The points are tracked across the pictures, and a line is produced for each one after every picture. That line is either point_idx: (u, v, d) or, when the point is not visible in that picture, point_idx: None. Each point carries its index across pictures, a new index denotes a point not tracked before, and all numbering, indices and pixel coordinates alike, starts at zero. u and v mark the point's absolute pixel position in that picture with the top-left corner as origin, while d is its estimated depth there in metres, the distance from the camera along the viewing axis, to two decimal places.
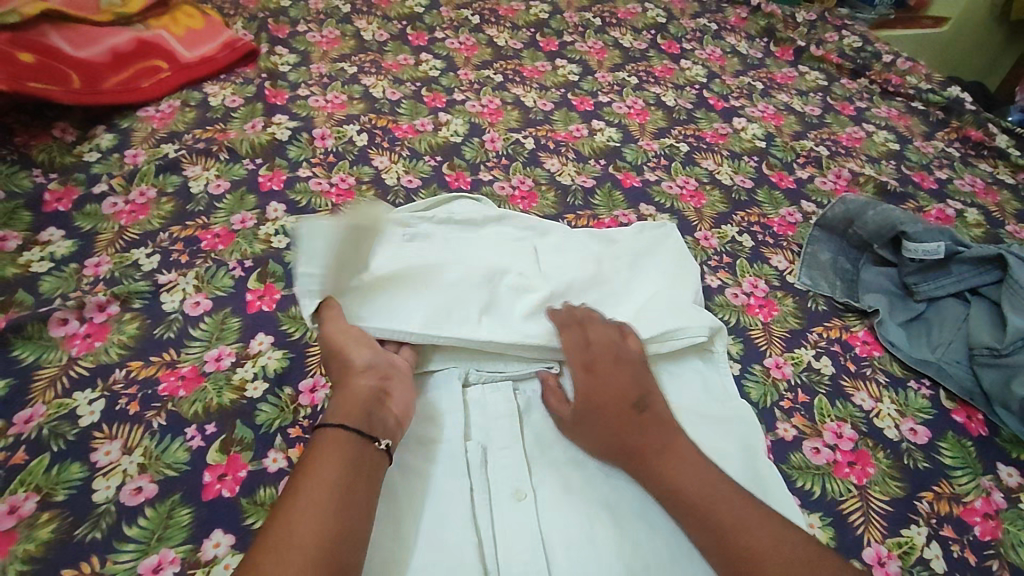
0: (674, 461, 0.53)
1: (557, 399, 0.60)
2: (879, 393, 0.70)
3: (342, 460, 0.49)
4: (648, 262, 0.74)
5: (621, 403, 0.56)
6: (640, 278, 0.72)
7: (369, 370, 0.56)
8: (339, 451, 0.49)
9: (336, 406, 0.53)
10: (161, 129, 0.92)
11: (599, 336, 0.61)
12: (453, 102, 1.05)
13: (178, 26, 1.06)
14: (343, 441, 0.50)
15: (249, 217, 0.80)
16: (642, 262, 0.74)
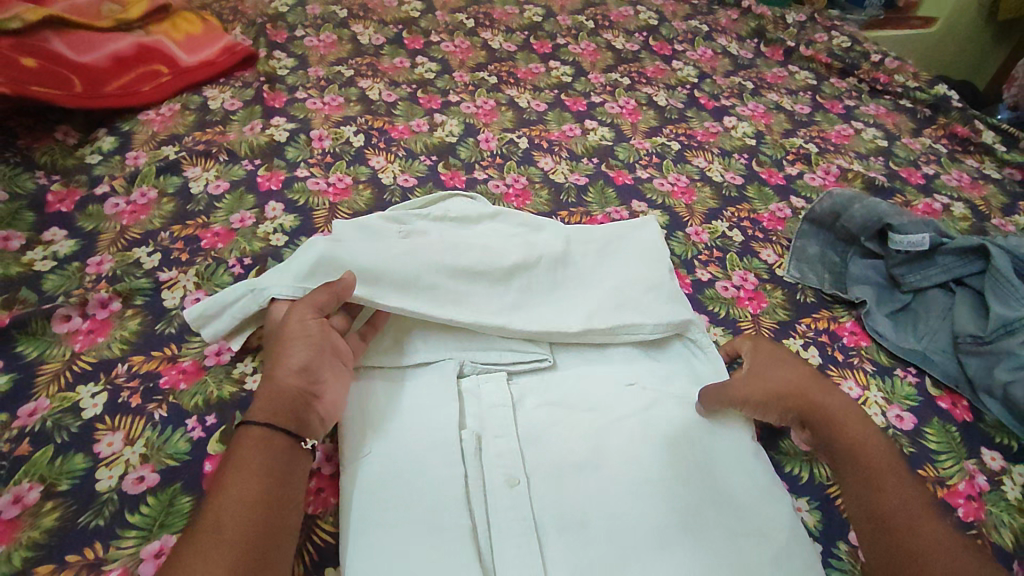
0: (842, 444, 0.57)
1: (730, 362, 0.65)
2: (866, 381, 0.71)
3: (264, 457, 0.50)
4: (627, 253, 0.76)
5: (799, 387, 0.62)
6: (615, 269, 0.74)
7: (305, 363, 0.55)
8: (259, 447, 0.50)
9: (259, 400, 0.53)
10: (161, 131, 0.94)
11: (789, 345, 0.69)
12: (448, 103, 1.07)
13: (177, 31, 1.08)
14: (261, 436, 0.51)
15: (248, 216, 0.82)
16: (618, 253, 0.76)
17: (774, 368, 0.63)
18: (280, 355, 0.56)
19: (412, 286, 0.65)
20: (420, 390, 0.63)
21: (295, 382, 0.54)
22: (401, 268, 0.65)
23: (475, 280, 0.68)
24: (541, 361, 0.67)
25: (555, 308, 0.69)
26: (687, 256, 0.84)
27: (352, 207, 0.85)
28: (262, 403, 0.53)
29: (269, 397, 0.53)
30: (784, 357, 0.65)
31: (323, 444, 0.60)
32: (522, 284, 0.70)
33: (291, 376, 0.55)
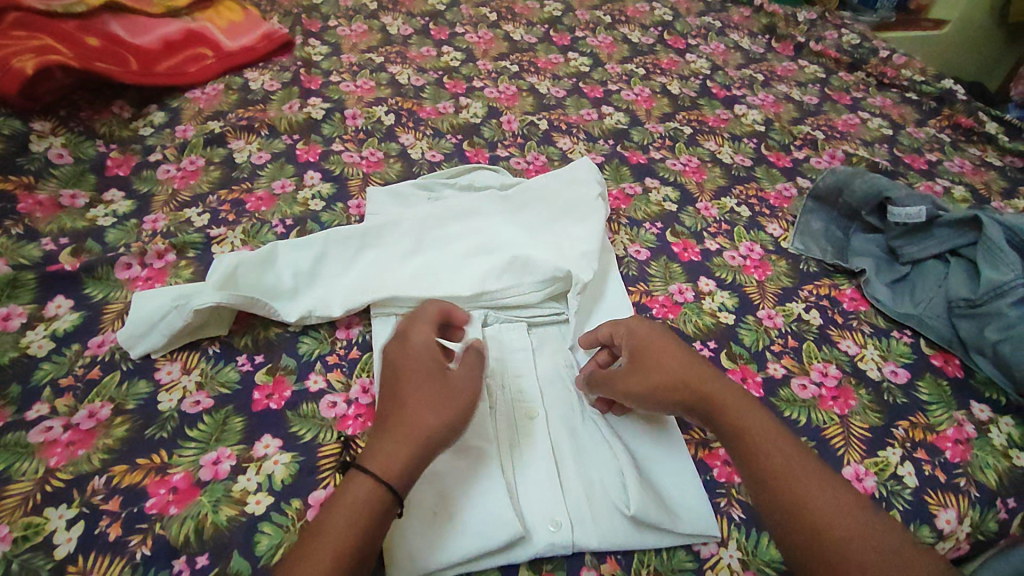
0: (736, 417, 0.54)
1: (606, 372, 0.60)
2: (864, 341, 0.76)
3: (362, 507, 0.47)
4: (550, 213, 0.80)
5: (683, 377, 0.57)
6: (525, 231, 0.78)
7: (441, 396, 0.54)
8: (369, 509, 0.47)
9: (395, 455, 0.50)
10: (207, 108, 1.01)
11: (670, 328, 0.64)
12: (472, 88, 1.13)
13: (221, 18, 1.15)
14: (366, 491, 0.48)
15: (289, 183, 0.89)
16: (538, 211, 0.80)
17: (656, 359, 0.59)
18: (399, 386, 0.55)
19: (316, 258, 0.72)
20: None
21: (425, 410, 0.53)
22: (316, 244, 0.73)
23: (383, 257, 0.74)
24: (558, 314, 0.73)
25: (456, 274, 0.73)
26: (697, 228, 0.90)
27: (384, 177, 0.92)
28: (378, 442, 0.51)
29: (389, 436, 0.51)
30: (662, 344, 0.60)
31: (360, 377, 0.65)
32: (425, 257, 0.75)
33: (420, 402, 0.53)
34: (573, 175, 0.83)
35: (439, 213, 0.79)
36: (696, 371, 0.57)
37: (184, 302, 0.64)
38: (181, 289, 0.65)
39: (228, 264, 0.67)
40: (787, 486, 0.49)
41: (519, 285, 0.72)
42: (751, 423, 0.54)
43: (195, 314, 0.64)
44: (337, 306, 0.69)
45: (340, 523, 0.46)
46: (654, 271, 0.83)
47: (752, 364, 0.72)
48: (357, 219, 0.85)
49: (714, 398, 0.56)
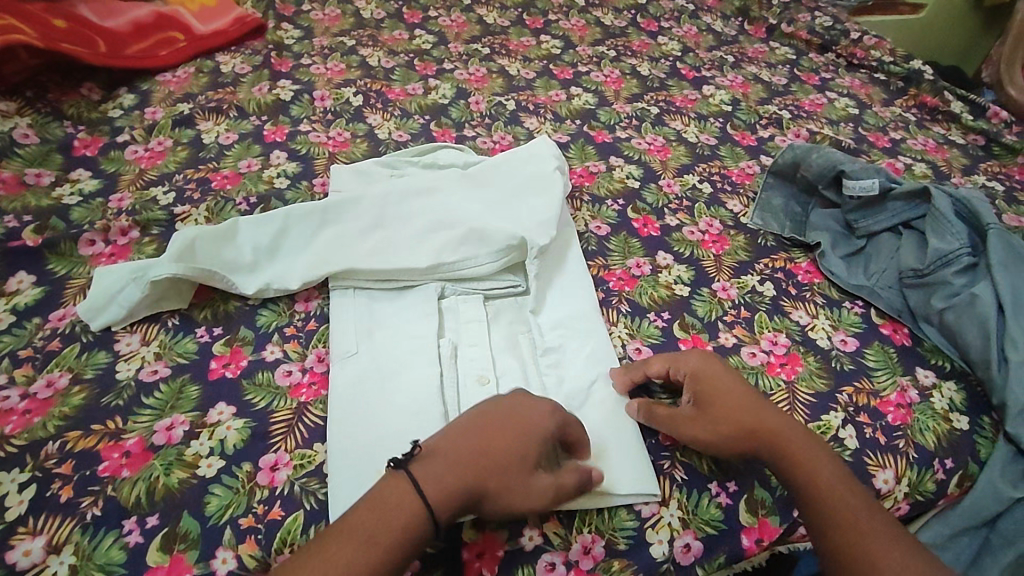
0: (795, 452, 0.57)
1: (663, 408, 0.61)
2: (816, 311, 0.78)
3: (397, 533, 0.46)
4: (508, 187, 0.82)
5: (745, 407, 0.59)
6: (484, 204, 0.80)
7: (519, 478, 0.51)
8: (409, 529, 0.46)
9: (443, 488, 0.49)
10: (177, 91, 1.02)
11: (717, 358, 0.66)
12: (443, 70, 1.14)
13: (193, 3, 1.16)
14: (411, 521, 0.46)
15: (254, 162, 0.90)
16: (497, 186, 0.82)
17: (716, 392, 0.60)
18: (491, 439, 0.52)
19: (277, 231, 0.73)
20: (405, 306, 0.71)
21: (493, 483, 0.50)
22: (277, 217, 0.74)
23: (342, 230, 0.75)
24: (514, 286, 0.74)
25: (415, 247, 0.74)
26: (658, 205, 0.91)
27: (350, 156, 0.93)
28: (439, 472, 0.49)
29: (457, 475, 0.49)
30: (724, 382, 0.61)
31: (316, 348, 0.67)
32: (385, 230, 0.76)
33: (496, 472, 0.51)
34: (530, 154, 0.86)
35: (400, 189, 0.81)
36: (759, 413, 0.59)
37: (142, 274, 0.65)
38: (142, 262, 0.67)
39: (186, 239, 0.68)
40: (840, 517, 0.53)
41: (475, 255, 0.73)
42: (805, 462, 0.57)
43: (152, 285, 0.65)
44: (296, 277, 0.70)
45: (370, 540, 0.45)
46: (613, 246, 0.84)
47: (703, 334, 0.74)
48: (321, 197, 0.86)
49: (777, 440, 0.58)
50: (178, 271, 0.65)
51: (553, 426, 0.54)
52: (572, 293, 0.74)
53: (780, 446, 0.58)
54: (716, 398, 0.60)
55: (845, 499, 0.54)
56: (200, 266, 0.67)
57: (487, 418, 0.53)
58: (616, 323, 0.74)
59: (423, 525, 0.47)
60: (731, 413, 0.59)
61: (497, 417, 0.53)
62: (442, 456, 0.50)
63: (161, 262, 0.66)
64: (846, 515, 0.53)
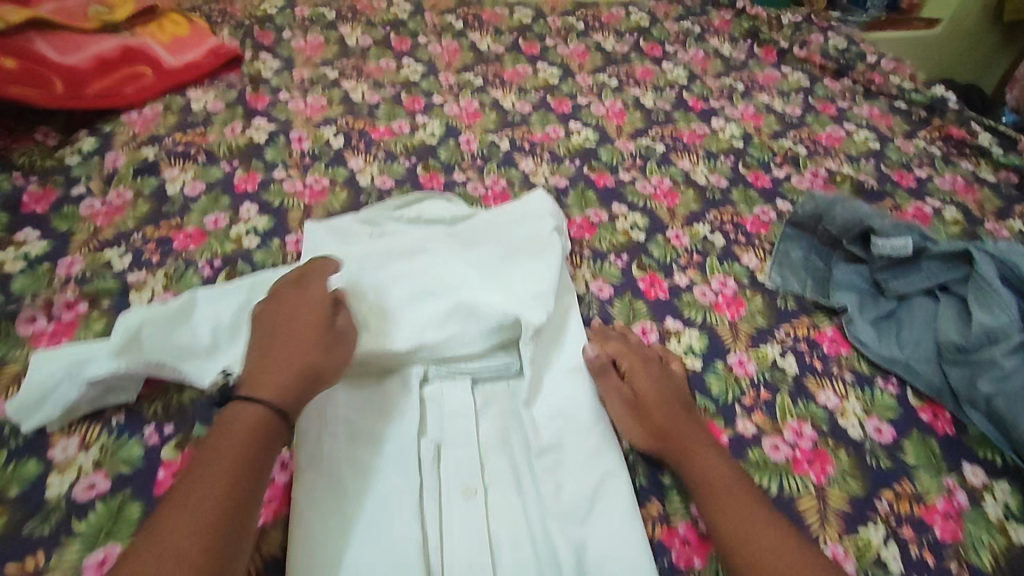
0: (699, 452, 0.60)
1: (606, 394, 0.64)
2: (844, 391, 0.70)
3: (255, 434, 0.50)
4: (500, 247, 0.73)
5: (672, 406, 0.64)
6: (473, 268, 0.72)
7: (324, 336, 0.58)
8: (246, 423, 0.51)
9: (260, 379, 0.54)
10: (142, 132, 0.94)
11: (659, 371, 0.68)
12: (431, 105, 1.06)
13: (164, 32, 1.07)
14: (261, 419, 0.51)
15: (222, 217, 0.82)
16: (489, 247, 0.74)
17: (645, 392, 0.64)
18: (283, 329, 0.58)
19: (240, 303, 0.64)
20: (383, 395, 0.63)
21: (311, 351, 0.56)
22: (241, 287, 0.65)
23: None
24: (508, 368, 0.67)
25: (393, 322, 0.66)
26: (665, 260, 0.83)
27: (328, 208, 0.85)
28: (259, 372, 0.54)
29: (274, 365, 0.55)
30: (655, 385, 0.65)
31: (282, 451, 0.60)
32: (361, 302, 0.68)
33: (302, 340, 0.57)
34: (523, 211, 0.78)
35: (380, 251, 0.72)
36: (676, 419, 0.63)
37: (77, 372, 0.58)
38: (79, 354, 0.59)
39: (133, 325, 0.60)
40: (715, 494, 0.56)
41: (463, 334, 0.65)
42: (700, 459, 0.59)
43: (89, 386, 0.58)
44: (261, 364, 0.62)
45: (224, 459, 0.48)
46: (617, 311, 0.76)
47: (719, 420, 0.67)
48: (294, 257, 0.78)
49: (681, 444, 0.61)
50: (118, 370, 0.58)
51: (326, 295, 0.62)
52: (568, 375, 0.66)
53: (683, 447, 0.60)
54: (643, 394, 0.64)
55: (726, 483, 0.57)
56: (146, 359, 0.59)
57: (275, 320, 0.58)
58: None
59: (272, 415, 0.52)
60: (650, 413, 0.63)
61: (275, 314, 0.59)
62: (255, 362, 0.55)
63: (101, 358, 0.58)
64: (721, 503, 0.55)
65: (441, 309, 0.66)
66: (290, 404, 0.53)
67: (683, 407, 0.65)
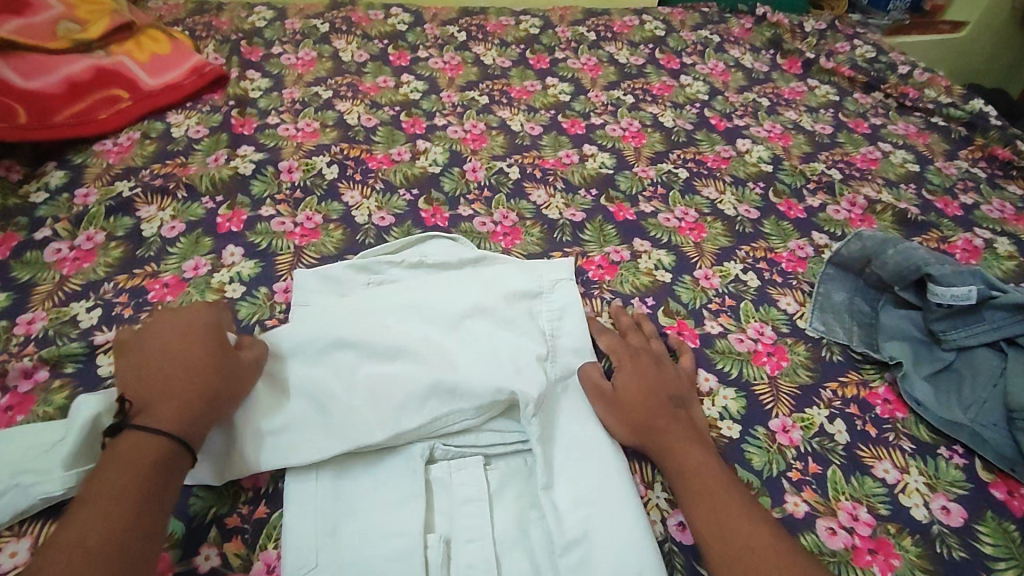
0: (680, 441, 0.58)
1: (594, 382, 0.62)
2: (905, 463, 0.62)
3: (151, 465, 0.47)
4: (501, 305, 0.66)
5: (662, 399, 0.61)
6: (483, 331, 0.63)
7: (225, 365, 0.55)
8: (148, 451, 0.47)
9: (157, 407, 0.50)
10: (117, 164, 0.86)
11: (653, 356, 0.66)
12: (434, 128, 0.98)
13: (141, 50, 0.99)
14: (161, 452, 0.48)
15: (203, 263, 0.74)
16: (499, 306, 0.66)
17: (634, 384, 0.62)
18: (175, 354, 0.54)
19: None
20: (382, 482, 0.54)
21: (211, 379, 0.53)
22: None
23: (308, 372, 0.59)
24: (522, 443, 0.59)
25: (392, 390, 0.57)
26: (694, 305, 0.75)
27: (320, 249, 0.77)
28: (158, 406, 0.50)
29: (170, 395, 0.51)
30: (641, 378, 0.63)
31: (265, 552, 0.52)
32: (358, 362, 0.60)
33: (198, 367, 0.53)
34: (523, 270, 0.72)
35: (369, 308, 0.64)
36: (658, 413, 0.60)
37: (23, 482, 0.50)
38: (24, 458, 0.51)
39: (83, 421, 0.52)
40: (695, 485, 0.55)
41: (461, 407, 0.57)
42: (678, 453, 0.57)
43: (39, 501, 0.50)
44: (246, 450, 0.55)
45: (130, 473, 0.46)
46: None
47: (765, 498, 0.58)
48: (281, 309, 0.70)
49: (658, 437, 0.59)
50: (72, 482, 0.50)
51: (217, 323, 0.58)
52: (592, 451, 0.58)
53: (663, 441, 0.58)
54: (626, 387, 0.62)
55: (708, 479, 0.55)
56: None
57: (157, 345, 0.55)
58: (653, 486, 0.60)
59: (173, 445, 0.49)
60: (636, 403, 0.60)
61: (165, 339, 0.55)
62: (151, 394, 0.51)
63: (49, 470, 0.50)
64: (697, 496, 0.54)
65: (437, 376, 0.58)
66: (190, 432, 0.50)
67: (669, 399, 0.62)
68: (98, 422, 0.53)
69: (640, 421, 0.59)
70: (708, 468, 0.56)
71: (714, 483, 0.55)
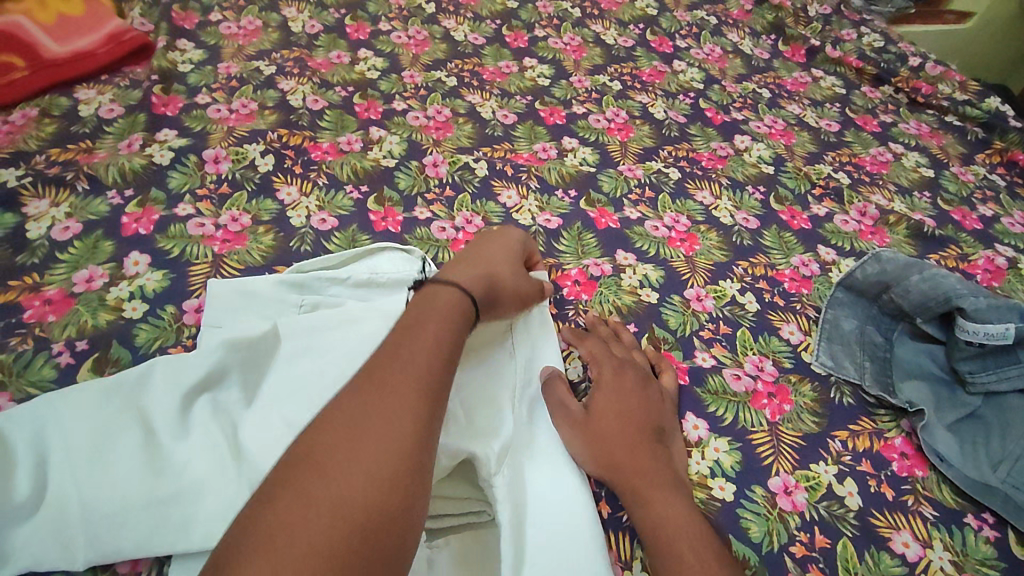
0: (655, 481, 0.49)
1: (565, 398, 0.52)
2: (927, 534, 0.52)
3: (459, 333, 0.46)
4: None
5: (643, 425, 0.52)
6: None
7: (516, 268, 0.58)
8: (451, 296, 0.49)
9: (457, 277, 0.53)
10: (6, 147, 0.72)
11: (636, 372, 0.56)
12: (391, 113, 0.85)
13: (45, 10, 0.85)
14: (456, 309, 0.48)
15: (99, 273, 0.61)
16: None
17: (611, 403, 0.52)
18: (499, 255, 0.58)
19: (95, 434, 0.45)
20: None
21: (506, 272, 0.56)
22: (96, 411, 0.46)
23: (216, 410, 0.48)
24: (476, 515, 0.48)
25: None
26: (684, 333, 0.64)
27: (244, 259, 0.64)
28: (466, 277, 0.53)
29: (472, 270, 0.54)
30: (619, 398, 0.53)
31: None
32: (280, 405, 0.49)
33: (501, 262, 0.57)
34: None
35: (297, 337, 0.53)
36: (633, 444, 0.50)
37: None
38: None
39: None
40: (671, 537, 0.45)
41: None
42: (653, 495, 0.48)
43: None
44: (129, 537, 0.43)
45: (442, 308, 0.48)
46: None
47: None
48: (192, 332, 0.58)
49: (631, 472, 0.49)
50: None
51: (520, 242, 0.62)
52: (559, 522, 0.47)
53: (637, 483, 0.49)
54: (600, 410, 0.52)
55: (686, 529, 0.46)
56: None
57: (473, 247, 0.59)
58: (631, 566, 0.48)
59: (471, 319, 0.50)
60: (607, 430, 0.51)
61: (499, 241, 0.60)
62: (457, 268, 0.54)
63: None
64: (675, 557, 0.44)
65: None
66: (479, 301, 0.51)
67: (650, 427, 0.52)
68: None
69: (614, 450, 0.50)
70: (686, 514, 0.47)
71: (694, 537, 0.45)
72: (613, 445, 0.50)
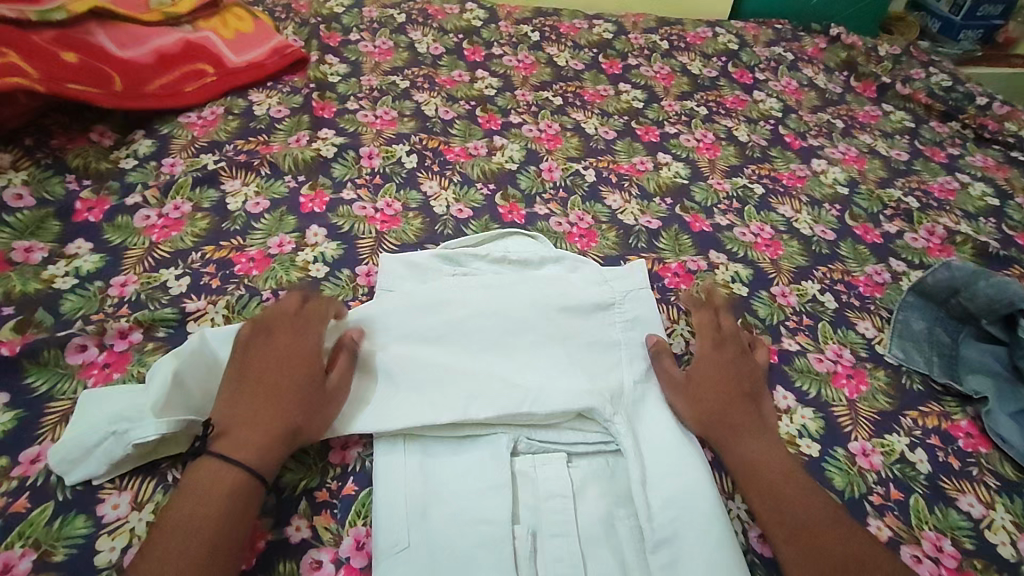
0: (750, 428, 0.59)
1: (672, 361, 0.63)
2: (990, 498, 0.60)
3: (226, 501, 0.48)
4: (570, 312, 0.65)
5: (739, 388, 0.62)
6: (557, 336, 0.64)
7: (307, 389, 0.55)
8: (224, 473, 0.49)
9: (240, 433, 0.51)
10: (202, 137, 0.88)
11: (734, 346, 0.66)
12: (509, 125, 0.98)
13: (227, 28, 1.02)
14: (236, 478, 0.49)
15: (287, 240, 0.75)
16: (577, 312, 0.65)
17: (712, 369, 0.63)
18: (279, 384, 0.55)
19: None
20: (467, 469, 0.55)
21: (287, 406, 0.54)
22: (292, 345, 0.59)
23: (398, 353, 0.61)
24: (605, 444, 0.58)
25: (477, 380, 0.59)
26: (772, 321, 0.74)
27: (401, 237, 0.77)
28: (242, 437, 0.51)
29: (258, 427, 0.52)
30: (721, 366, 0.63)
31: (355, 528, 0.53)
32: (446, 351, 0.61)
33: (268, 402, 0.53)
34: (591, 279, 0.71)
35: (452, 297, 0.65)
36: (732, 400, 0.61)
37: (124, 431, 0.52)
38: (124, 411, 0.54)
39: (165, 378, 0.54)
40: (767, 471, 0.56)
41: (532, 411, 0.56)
42: (749, 439, 0.58)
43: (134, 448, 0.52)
44: None
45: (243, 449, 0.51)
46: None
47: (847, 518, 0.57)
48: (364, 291, 0.71)
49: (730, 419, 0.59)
50: (163, 431, 0.52)
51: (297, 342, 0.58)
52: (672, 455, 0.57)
53: (735, 428, 0.59)
54: (703, 373, 0.62)
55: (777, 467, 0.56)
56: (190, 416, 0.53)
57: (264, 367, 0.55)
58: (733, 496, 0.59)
59: (249, 476, 0.50)
60: (710, 387, 0.61)
61: (253, 341, 0.57)
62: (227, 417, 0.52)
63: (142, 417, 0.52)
64: (765, 481, 0.55)
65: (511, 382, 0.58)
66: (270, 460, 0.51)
67: (745, 389, 0.62)
68: (179, 376, 0.54)
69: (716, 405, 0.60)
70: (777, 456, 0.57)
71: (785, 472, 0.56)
72: (715, 400, 0.60)
